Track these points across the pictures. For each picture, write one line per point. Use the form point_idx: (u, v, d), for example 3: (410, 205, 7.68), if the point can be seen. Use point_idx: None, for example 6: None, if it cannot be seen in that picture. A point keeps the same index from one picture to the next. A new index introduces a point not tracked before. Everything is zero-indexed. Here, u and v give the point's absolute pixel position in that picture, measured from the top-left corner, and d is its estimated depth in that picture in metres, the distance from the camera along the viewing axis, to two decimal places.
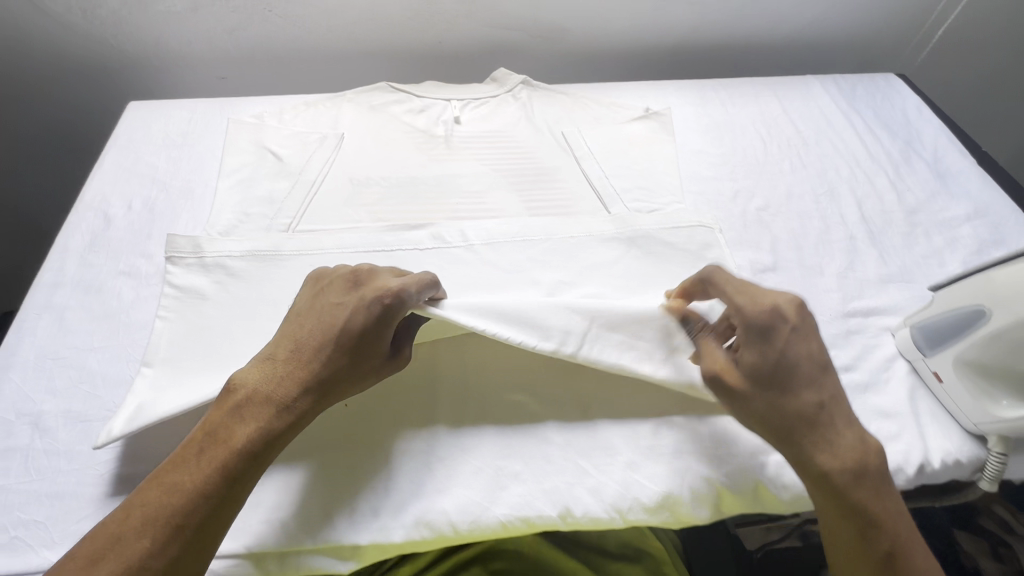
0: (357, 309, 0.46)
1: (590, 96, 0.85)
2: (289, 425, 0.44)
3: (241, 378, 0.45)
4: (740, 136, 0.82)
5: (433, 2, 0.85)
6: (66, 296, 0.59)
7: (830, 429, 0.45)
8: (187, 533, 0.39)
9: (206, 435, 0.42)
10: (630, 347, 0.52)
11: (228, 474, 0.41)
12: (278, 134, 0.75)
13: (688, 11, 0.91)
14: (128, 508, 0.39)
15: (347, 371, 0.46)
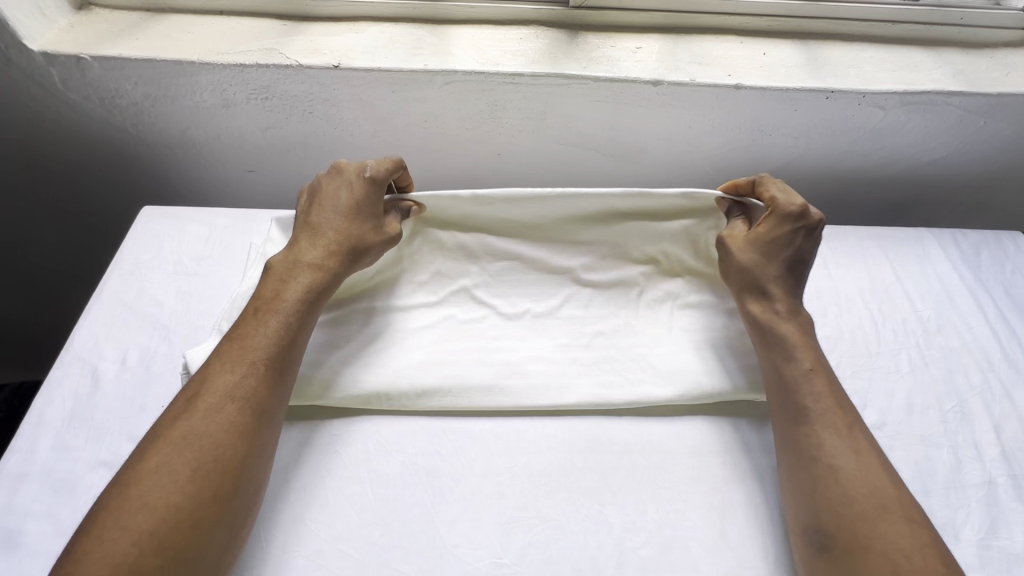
0: (348, 189, 0.61)
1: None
2: (325, 277, 0.57)
3: (275, 259, 0.58)
4: (845, 312, 0.69)
5: (499, 117, 0.73)
6: (31, 496, 0.49)
7: (796, 302, 0.60)
8: (251, 364, 0.50)
9: (260, 303, 0.54)
10: (615, 251, 0.68)
11: (282, 319, 0.54)
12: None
13: (790, 144, 0.78)
14: (207, 367, 0.51)
15: (361, 236, 0.59)
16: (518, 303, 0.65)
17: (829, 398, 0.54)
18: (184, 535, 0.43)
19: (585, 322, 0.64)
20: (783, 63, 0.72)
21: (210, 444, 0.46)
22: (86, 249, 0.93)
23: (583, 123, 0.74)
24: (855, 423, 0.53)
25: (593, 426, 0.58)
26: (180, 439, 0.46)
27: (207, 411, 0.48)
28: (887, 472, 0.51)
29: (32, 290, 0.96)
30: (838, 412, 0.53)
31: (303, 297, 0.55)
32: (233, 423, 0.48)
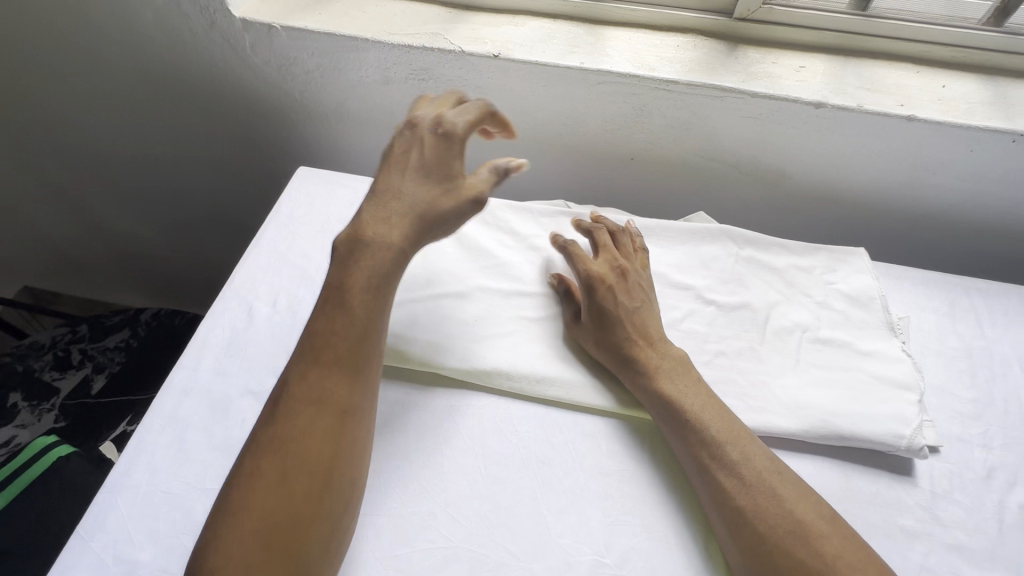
0: (424, 149, 0.55)
1: (806, 269, 0.69)
2: (395, 256, 0.51)
3: (340, 238, 0.53)
4: (999, 377, 0.62)
5: (642, 122, 0.73)
6: (193, 409, 0.55)
7: (648, 341, 0.58)
8: (336, 348, 0.48)
9: (329, 296, 0.50)
10: (740, 276, 0.68)
11: (354, 312, 0.49)
12: (447, 251, 0.68)
13: (953, 186, 0.72)
14: (286, 374, 0.49)
15: (420, 210, 0.52)
16: None
17: (686, 383, 0.55)
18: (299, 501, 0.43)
19: (706, 339, 0.63)
20: (965, 98, 0.66)
21: (304, 423, 0.45)
22: (251, 191, 1.07)
23: (728, 137, 0.72)
24: (713, 404, 0.54)
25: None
26: (275, 419, 0.46)
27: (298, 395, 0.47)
28: (745, 436, 0.52)
29: (219, 218, 1.16)
30: (695, 391, 0.55)
31: (369, 282, 0.50)
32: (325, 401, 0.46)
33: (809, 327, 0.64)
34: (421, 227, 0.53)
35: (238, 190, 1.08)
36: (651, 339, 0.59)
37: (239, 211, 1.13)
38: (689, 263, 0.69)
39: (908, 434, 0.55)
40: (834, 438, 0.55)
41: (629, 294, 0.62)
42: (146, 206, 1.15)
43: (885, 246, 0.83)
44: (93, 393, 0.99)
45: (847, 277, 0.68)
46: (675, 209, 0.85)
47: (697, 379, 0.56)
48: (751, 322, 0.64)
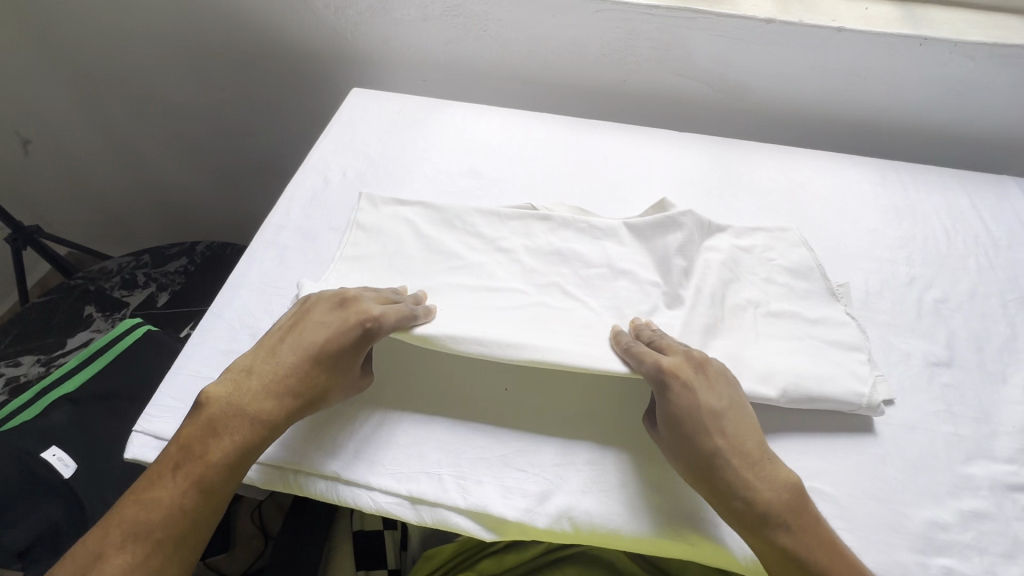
0: (330, 338, 0.53)
1: (747, 249, 0.70)
2: (256, 439, 0.49)
3: (213, 396, 0.50)
4: (919, 222, 0.79)
5: (631, 45, 0.91)
6: (289, 237, 0.70)
7: (741, 473, 0.48)
8: (226, 430, 0.48)
9: (179, 460, 0.47)
10: (711, 158, 0.86)
11: (192, 494, 0.46)
12: (414, 255, 0.69)
13: (883, 91, 0.89)
14: (109, 526, 0.44)
15: (334, 351, 0.53)
16: (636, 180, 0.82)
17: (791, 516, 0.47)
18: (181, 535, 0.45)
19: (686, 197, 0.80)
20: (884, 16, 0.85)
21: (194, 474, 0.46)
22: (300, 132, 1.24)
23: (700, 56, 0.90)
24: (779, 511, 0.47)
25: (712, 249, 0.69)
26: (168, 466, 0.46)
27: (190, 448, 0.47)
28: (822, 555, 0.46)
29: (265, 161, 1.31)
30: (802, 528, 0.47)
31: (217, 478, 0.47)
32: (221, 460, 0.47)
33: (760, 303, 0.66)
34: (325, 368, 0.52)
35: (279, 129, 1.23)
36: (739, 450, 0.49)
37: (286, 154, 1.29)
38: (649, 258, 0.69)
39: (866, 392, 0.57)
40: (806, 400, 0.57)
41: (706, 391, 0.52)
42: (200, 153, 1.31)
43: (838, 147, 1.00)
44: (160, 304, 1.13)
45: (784, 251, 0.71)
46: (662, 124, 1.03)
47: (800, 507, 0.47)
48: (721, 185, 0.82)
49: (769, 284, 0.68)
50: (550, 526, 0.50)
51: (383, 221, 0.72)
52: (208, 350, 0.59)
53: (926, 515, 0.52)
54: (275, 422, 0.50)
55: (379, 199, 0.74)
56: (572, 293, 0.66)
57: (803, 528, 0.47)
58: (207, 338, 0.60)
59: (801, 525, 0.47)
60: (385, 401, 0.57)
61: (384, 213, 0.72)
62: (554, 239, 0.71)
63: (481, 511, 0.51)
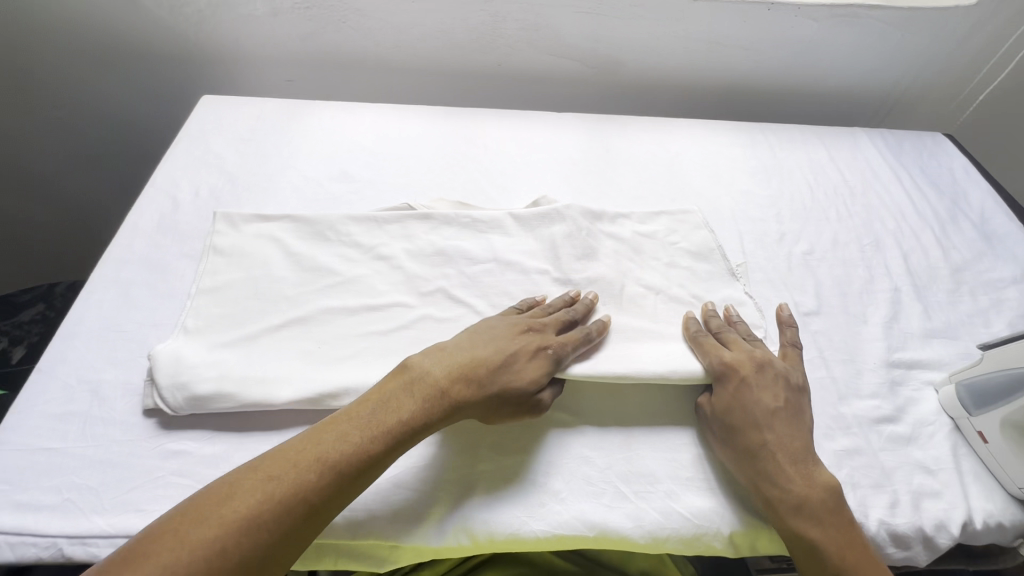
0: (524, 349, 0.52)
1: (649, 234, 0.70)
2: (439, 421, 0.47)
3: (420, 363, 0.49)
4: (785, 179, 0.83)
5: (498, 28, 0.88)
6: (133, 272, 0.63)
7: (788, 475, 0.49)
8: (419, 395, 0.47)
9: (379, 405, 0.46)
10: (590, 137, 0.86)
11: (376, 444, 0.44)
12: (283, 275, 0.63)
13: (742, 58, 0.93)
14: (305, 443, 0.43)
15: (517, 366, 0.51)
16: (517, 166, 0.80)
17: (827, 517, 0.47)
18: (350, 475, 0.43)
19: (568, 178, 0.79)
20: None
21: (385, 429, 0.45)
22: (159, 113, 1.04)
23: (568, 34, 0.89)
24: (828, 508, 0.48)
25: (593, 229, 0.69)
26: (362, 409, 0.46)
27: (387, 400, 0.47)
28: (862, 557, 0.46)
29: (123, 148, 1.10)
30: (838, 532, 0.47)
31: (402, 439, 0.45)
32: (407, 418, 0.46)
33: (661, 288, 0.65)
34: (512, 374, 0.50)
35: (131, 147, 1.10)
36: (787, 446, 0.50)
37: (148, 140, 1.09)
38: (535, 247, 0.67)
39: None
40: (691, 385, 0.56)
41: (771, 394, 0.52)
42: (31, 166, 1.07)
43: (713, 114, 1.03)
44: (16, 361, 0.98)
45: (687, 233, 0.71)
46: (544, 106, 1.02)
47: (843, 514, 0.48)
48: (601, 163, 0.82)
49: (652, 258, 0.68)
50: (446, 542, 0.48)
51: (246, 241, 0.65)
52: (38, 415, 0.51)
53: None
54: (457, 411, 0.48)
55: (238, 216, 0.67)
56: (457, 296, 0.63)
57: (843, 533, 0.47)
58: (36, 402, 0.52)
59: (840, 530, 0.47)
60: (256, 442, 0.52)
61: (244, 231, 0.66)
62: (437, 239, 0.68)
63: (367, 538, 0.47)
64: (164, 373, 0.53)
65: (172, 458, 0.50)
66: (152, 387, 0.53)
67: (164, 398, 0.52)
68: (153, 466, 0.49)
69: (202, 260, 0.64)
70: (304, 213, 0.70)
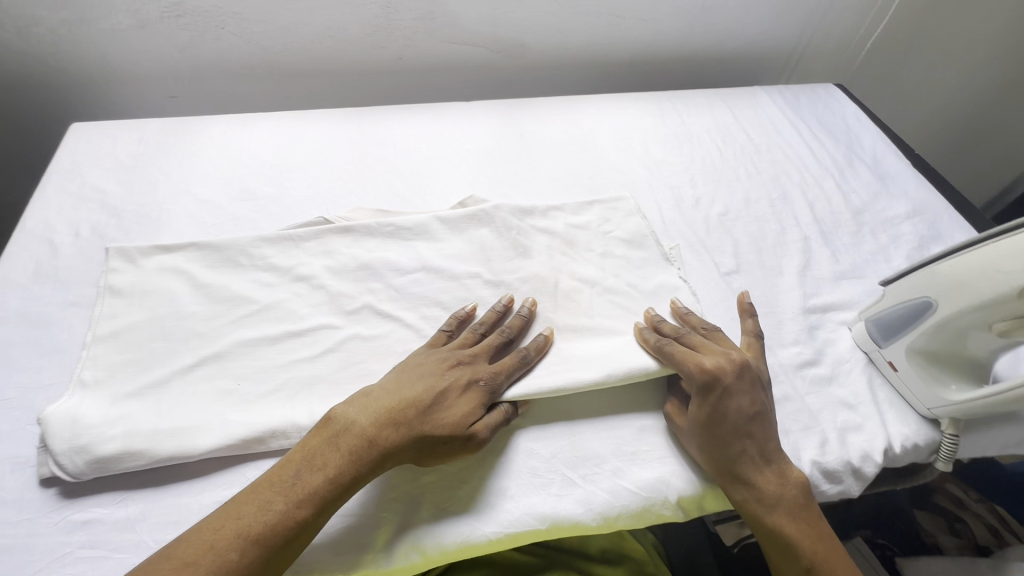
0: (454, 387, 0.50)
1: (584, 226, 0.70)
2: (366, 472, 0.45)
3: (343, 412, 0.47)
4: (695, 144, 0.85)
5: (392, 20, 0.85)
6: (10, 331, 0.56)
7: (759, 472, 0.50)
8: (344, 447, 0.45)
9: (298, 467, 0.44)
10: (503, 123, 0.85)
11: (298, 508, 0.42)
12: (190, 309, 0.58)
13: (642, 28, 0.94)
14: (224, 518, 0.41)
15: (447, 402, 0.49)
16: (431, 161, 0.78)
17: (794, 509, 0.50)
18: (278, 545, 0.41)
19: (484, 168, 0.78)
20: None
21: (308, 489, 0.43)
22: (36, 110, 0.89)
23: (467, 20, 0.87)
24: (796, 502, 0.50)
25: (519, 223, 0.68)
26: (284, 473, 0.44)
27: (310, 458, 0.45)
28: (825, 542, 0.50)
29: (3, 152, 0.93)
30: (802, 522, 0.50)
31: (326, 498, 0.43)
32: (333, 476, 0.44)
33: (597, 282, 0.64)
34: (441, 413, 0.48)
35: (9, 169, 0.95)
36: (762, 445, 0.51)
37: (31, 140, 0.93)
38: (457, 246, 0.66)
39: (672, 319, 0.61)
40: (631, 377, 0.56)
41: (750, 399, 0.51)
42: None
43: (623, 87, 1.04)
44: None
45: (621, 223, 0.71)
46: (455, 96, 0.99)
47: (809, 504, 0.51)
48: (516, 149, 0.81)
49: (575, 241, 0.68)
50: (396, 562, 0.46)
51: (146, 278, 0.60)
52: None
53: None
54: (386, 457, 0.46)
55: (136, 250, 0.61)
56: (384, 308, 0.60)
57: (808, 523, 0.50)
58: None
59: (806, 520, 0.50)
60: (177, 496, 0.48)
61: (142, 267, 0.61)
62: (358, 251, 0.65)
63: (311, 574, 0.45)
64: (59, 437, 0.48)
65: (80, 530, 0.46)
66: (47, 453, 0.48)
67: (63, 464, 0.47)
68: (58, 543, 0.45)
69: (96, 306, 0.58)
70: (207, 239, 0.65)
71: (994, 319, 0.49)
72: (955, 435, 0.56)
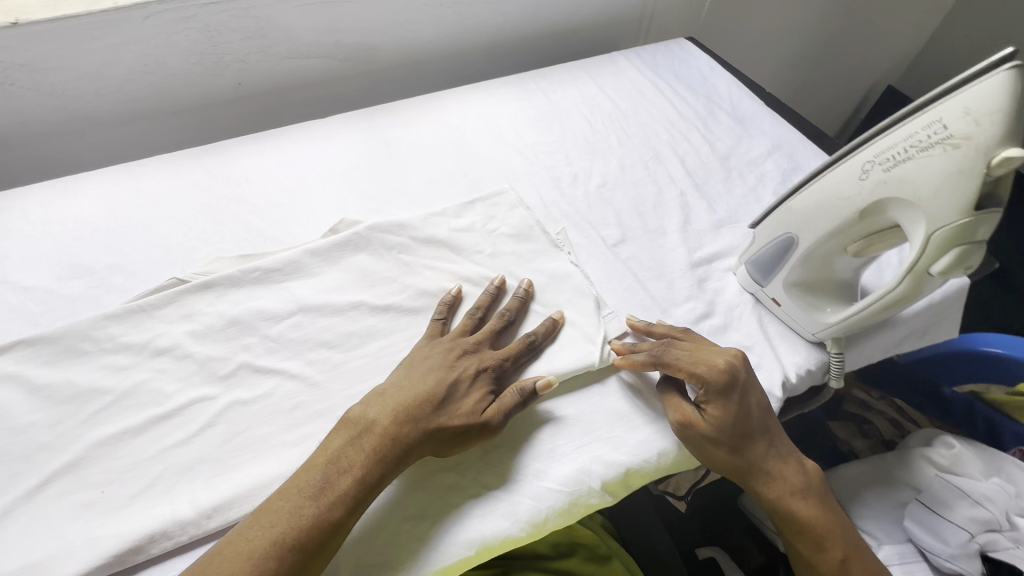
0: (464, 376, 0.51)
1: (467, 228, 0.67)
2: (389, 470, 0.46)
3: (360, 413, 0.48)
4: (566, 120, 0.85)
5: (217, 43, 0.77)
6: None
7: (775, 461, 0.53)
8: (368, 446, 0.46)
9: (326, 469, 0.44)
10: (366, 135, 0.80)
11: (328, 511, 0.42)
12: (28, 420, 0.50)
13: (490, 12, 0.92)
14: (255, 529, 0.41)
15: (460, 393, 0.50)
16: (294, 190, 0.72)
17: (804, 493, 0.54)
18: (314, 547, 0.41)
19: (354, 186, 0.73)
20: None
21: (337, 491, 0.43)
22: None
23: (302, 32, 0.81)
24: (817, 493, 0.55)
25: (397, 238, 0.65)
26: (307, 479, 0.44)
27: (337, 460, 0.45)
28: (846, 527, 0.55)
29: None
30: (814, 502, 0.54)
31: (355, 498, 0.44)
32: (361, 476, 0.44)
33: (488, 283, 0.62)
34: (455, 404, 0.49)
35: None
36: (774, 437, 0.54)
37: None
38: (334, 277, 0.62)
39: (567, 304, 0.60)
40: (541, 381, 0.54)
41: (759, 394, 0.53)
42: None
43: (487, 74, 1.02)
44: None
45: (504, 216, 0.69)
46: (313, 114, 0.93)
47: (816, 484, 0.55)
48: (385, 159, 0.77)
49: (459, 245, 0.65)
50: None
51: None
52: None
53: (648, 385, 0.57)
54: (407, 450, 0.47)
55: None
56: (263, 364, 0.55)
57: (817, 502, 0.54)
58: None
59: (816, 500, 0.54)
60: None
61: None
62: (223, 306, 0.58)
63: None
64: None
65: None
66: None
67: None
68: None
69: None
70: (39, 332, 0.56)
71: (847, 242, 0.52)
72: (840, 352, 0.59)
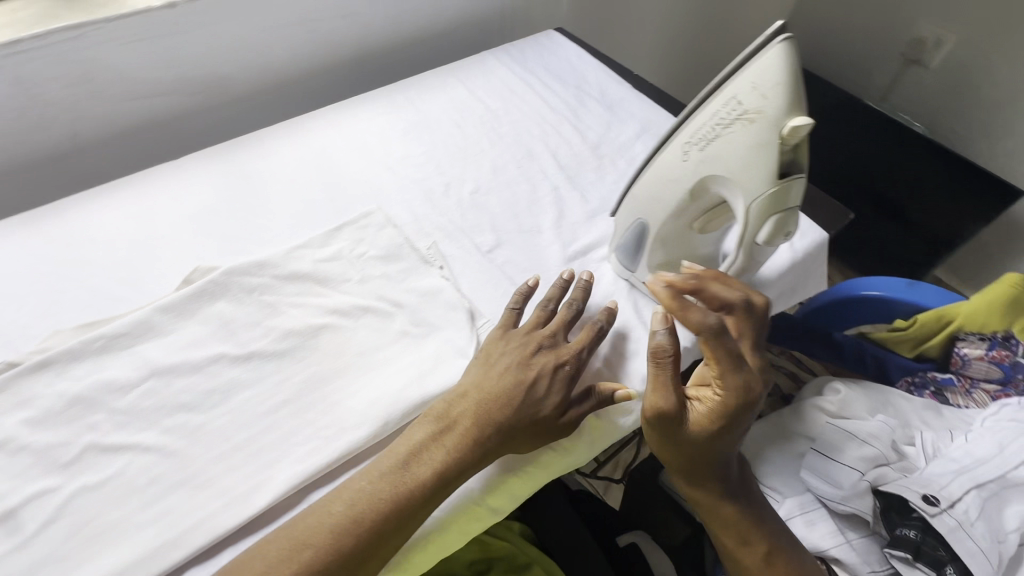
0: (545, 371, 0.53)
1: (333, 257, 0.64)
2: (464, 472, 0.49)
3: (447, 412, 0.51)
4: (436, 128, 0.83)
5: (35, 94, 0.70)
6: None
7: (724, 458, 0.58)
8: (445, 451, 0.49)
9: (403, 469, 0.48)
10: (224, 171, 0.75)
11: (395, 515, 0.46)
12: None
13: (345, 25, 0.89)
14: (312, 536, 0.44)
15: (542, 391, 0.52)
16: (144, 242, 0.67)
17: (739, 489, 0.58)
18: (368, 551, 0.45)
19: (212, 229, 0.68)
20: None
21: (405, 497, 0.46)
22: None
23: (135, 69, 0.75)
24: (746, 491, 0.59)
25: (256, 279, 0.61)
26: (393, 462, 0.48)
27: (409, 464, 0.48)
28: (771, 523, 0.59)
29: None
30: (745, 497, 0.59)
31: (420, 503, 0.47)
32: (433, 480, 0.47)
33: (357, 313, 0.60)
34: (537, 404, 0.51)
35: None
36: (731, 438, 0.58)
37: None
38: (189, 331, 0.58)
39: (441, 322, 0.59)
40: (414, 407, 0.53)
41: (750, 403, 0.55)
42: None
43: (357, 88, 0.99)
44: None
45: (372, 239, 0.66)
46: (171, 153, 0.87)
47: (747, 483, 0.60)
48: (245, 195, 0.73)
49: (326, 276, 0.63)
50: None
51: None
52: None
53: None
54: (485, 456, 0.50)
55: None
56: (112, 441, 0.51)
57: (749, 495, 0.59)
58: None
59: (748, 494, 0.59)
60: None
61: None
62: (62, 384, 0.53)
63: None
64: None
65: None
66: None
67: None
68: None
69: None
70: None
71: (691, 221, 0.53)
72: None
